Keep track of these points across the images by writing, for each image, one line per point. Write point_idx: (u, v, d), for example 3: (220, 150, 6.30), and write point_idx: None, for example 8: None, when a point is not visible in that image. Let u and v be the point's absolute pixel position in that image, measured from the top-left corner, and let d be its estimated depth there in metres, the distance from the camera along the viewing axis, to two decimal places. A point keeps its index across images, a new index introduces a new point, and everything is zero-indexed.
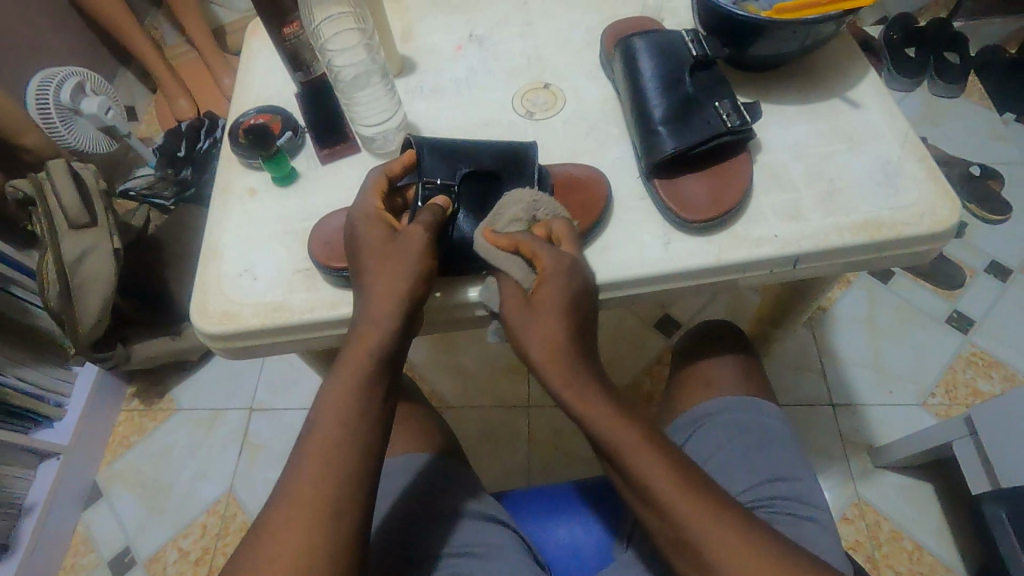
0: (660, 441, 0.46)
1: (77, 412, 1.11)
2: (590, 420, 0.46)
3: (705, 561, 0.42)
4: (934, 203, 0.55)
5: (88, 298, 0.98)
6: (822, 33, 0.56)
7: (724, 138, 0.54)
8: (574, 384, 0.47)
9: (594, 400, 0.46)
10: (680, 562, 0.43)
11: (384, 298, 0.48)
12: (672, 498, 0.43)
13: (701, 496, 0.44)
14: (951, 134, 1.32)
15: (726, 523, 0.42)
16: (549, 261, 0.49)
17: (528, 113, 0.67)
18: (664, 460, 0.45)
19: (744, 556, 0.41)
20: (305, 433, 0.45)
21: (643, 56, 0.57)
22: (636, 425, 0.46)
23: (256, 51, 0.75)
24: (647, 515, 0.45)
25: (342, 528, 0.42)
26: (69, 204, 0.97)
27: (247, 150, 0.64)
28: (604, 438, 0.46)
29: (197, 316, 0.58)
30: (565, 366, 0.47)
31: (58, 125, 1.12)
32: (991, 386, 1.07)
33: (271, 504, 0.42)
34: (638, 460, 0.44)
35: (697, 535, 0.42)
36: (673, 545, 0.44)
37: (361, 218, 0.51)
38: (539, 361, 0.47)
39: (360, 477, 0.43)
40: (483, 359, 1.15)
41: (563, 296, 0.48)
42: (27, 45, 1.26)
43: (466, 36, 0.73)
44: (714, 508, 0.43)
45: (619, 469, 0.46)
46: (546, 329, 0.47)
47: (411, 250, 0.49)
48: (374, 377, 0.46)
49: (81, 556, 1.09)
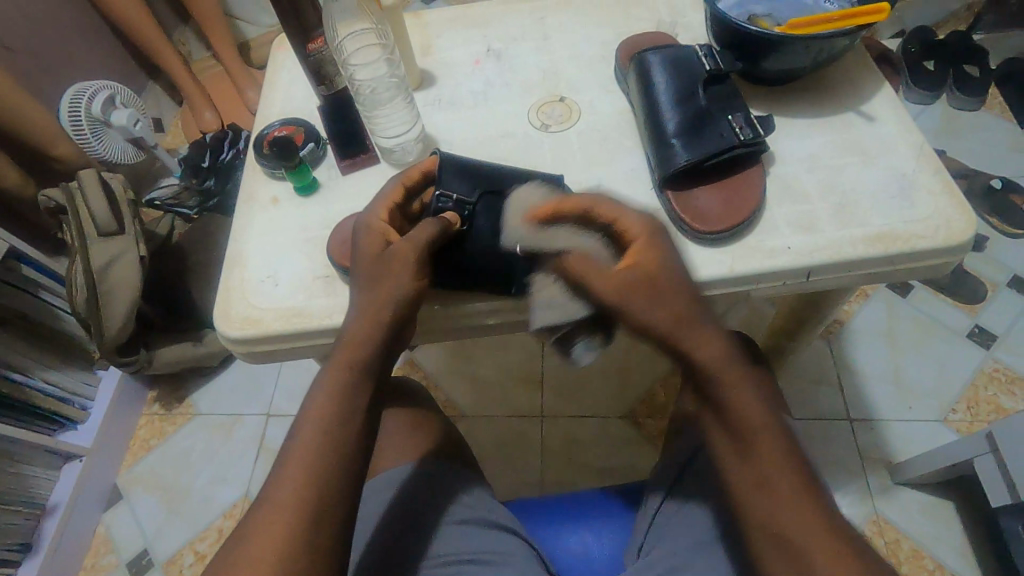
0: (775, 418, 0.49)
1: (100, 416, 1.14)
2: (721, 390, 0.49)
3: (797, 550, 0.45)
4: (950, 215, 0.55)
5: (115, 302, 1.01)
6: (835, 48, 0.57)
7: (735, 152, 0.55)
8: (700, 351, 0.49)
9: (725, 366, 0.49)
10: (763, 544, 0.47)
11: (369, 313, 0.51)
12: (773, 475, 0.47)
13: (796, 480, 0.47)
14: (972, 147, 1.30)
15: (812, 515, 0.46)
16: (644, 239, 0.51)
17: (543, 126, 0.68)
18: (776, 445, 0.48)
19: (826, 552, 0.44)
20: (289, 441, 0.48)
21: (657, 70, 0.58)
22: (757, 399, 0.49)
23: (280, 66, 0.77)
24: (746, 485, 0.48)
25: (320, 535, 0.44)
26: (98, 213, 1.00)
27: (270, 161, 0.66)
28: (726, 402, 0.49)
29: (220, 321, 0.59)
30: (698, 328, 0.49)
31: (89, 137, 1.16)
32: (1014, 402, 1.05)
33: (257, 505, 0.45)
34: (762, 437, 0.48)
35: (787, 521, 0.46)
36: (762, 524, 0.47)
37: (365, 229, 0.54)
38: (660, 329, 0.49)
39: (344, 484, 0.46)
40: (497, 368, 1.16)
41: (674, 270, 0.51)
42: (61, 61, 1.31)
43: (483, 51, 0.75)
44: (805, 496, 0.46)
45: (734, 434, 0.49)
46: (673, 299, 0.49)
47: (404, 265, 0.51)
48: (357, 385, 0.49)
49: (100, 558, 1.11)
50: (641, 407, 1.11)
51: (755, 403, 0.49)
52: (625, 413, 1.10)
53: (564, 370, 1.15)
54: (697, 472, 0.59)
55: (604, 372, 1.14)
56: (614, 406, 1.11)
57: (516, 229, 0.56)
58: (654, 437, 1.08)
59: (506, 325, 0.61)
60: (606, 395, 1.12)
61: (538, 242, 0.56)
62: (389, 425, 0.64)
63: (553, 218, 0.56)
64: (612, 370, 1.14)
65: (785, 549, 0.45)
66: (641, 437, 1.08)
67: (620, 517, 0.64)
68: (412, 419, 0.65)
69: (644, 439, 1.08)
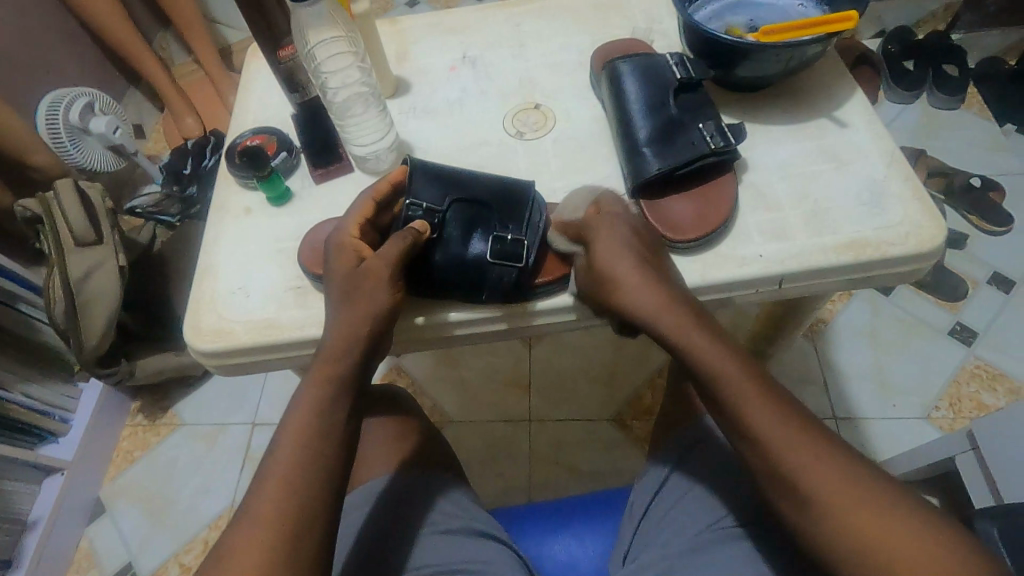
0: (750, 367, 0.48)
1: (81, 428, 1.13)
2: (697, 356, 0.48)
3: (814, 505, 0.42)
4: (920, 221, 0.55)
5: (93, 313, 0.99)
6: (806, 55, 0.57)
7: (707, 160, 0.55)
8: (672, 321, 0.49)
9: (686, 326, 0.49)
10: (785, 506, 0.43)
11: (343, 329, 0.51)
12: (761, 422, 0.45)
13: (786, 419, 0.45)
14: (952, 145, 1.31)
15: (811, 451, 0.43)
16: (600, 227, 0.54)
17: (518, 133, 0.68)
18: (768, 400, 0.46)
19: (846, 494, 0.41)
20: (268, 455, 0.47)
21: (628, 79, 0.58)
22: (725, 351, 0.48)
23: (255, 74, 0.77)
24: (738, 445, 0.46)
25: (299, 551, 0.43)
26: (76, 223, 0.99)
27: (243, 171, 0.66)
28: (700, 365, 0.48)
29: (190, 335, 0.59)
30: (663, 299, 0.50)
31: (67, 146, 1.15)
32: (995, 399, 1.06)
33: (235, 523, 0.44)
34: (745, 398, 0.46)
35: (787, 464, 0.43)
36: (766, 478, 0.44)
37: (336, 245, 0.54)
38: (637, 307, 0.50)
39: (324, 495, 0.45)
40: (481, 373, 1.16)
41: (629, 248, 0.52)
42: (38, 69, 1.29)
43: (459, 57, 0.75)
44: (802, 432, 0.44)
45: (721, 404, 0.47)
46: (634, 278, 0.51)
47: (377, 281, 0.52)
48: (336, 398, 0.49)
49: (84, 571, 1.10)
50: (627, 410, 1.11)
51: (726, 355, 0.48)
52: (610, 416, 1.11)
53: (549, 374, 1.15)
54: (677, 479, 0.59)
55: (589, 375, 1.14)
56: (599, 409, 1.11)
57: (487, 240, 0.56)
58: (640, 440, 1.08)
59: (486, 333, 0.61)
60: (591, 399, 1.12)
61: (507, 251, 0.56)
62: (376, 434, 0.64)
63: (522, 228, 0.57)
64: (597, 373, 1.14)
65: (805, 506, 0.42)
66: (627, 440, 1.08)
67: (604, 523, 0.64)
68: (400, 430, 0.65)
69: (630, 442, 1.08)
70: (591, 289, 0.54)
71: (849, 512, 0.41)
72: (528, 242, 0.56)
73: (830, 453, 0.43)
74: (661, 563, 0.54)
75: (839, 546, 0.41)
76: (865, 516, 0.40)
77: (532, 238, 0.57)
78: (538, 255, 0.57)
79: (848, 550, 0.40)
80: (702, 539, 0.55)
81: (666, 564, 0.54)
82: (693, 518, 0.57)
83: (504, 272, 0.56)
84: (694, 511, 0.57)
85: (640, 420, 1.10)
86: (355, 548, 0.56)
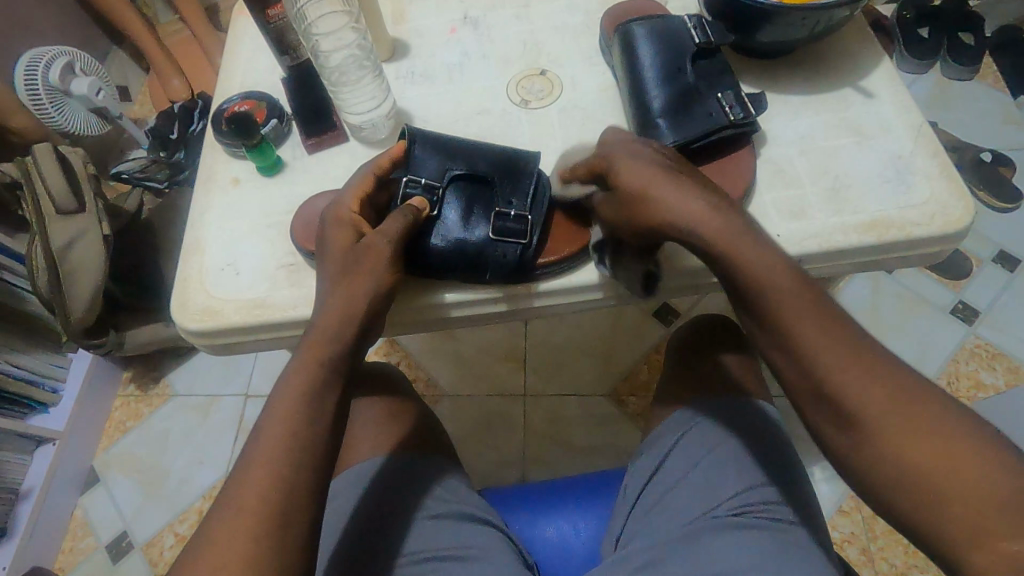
0: (803, 282, 0.43)
1: (72, 398, 1.11)
2: (740, 263, 0.44)
3: (863, 429, 0.40)
4: (946, 202, 0.53)
5: (78, 284, 0.96)
6: (834, 19, 0.53)
7: (725, 133, 0.52)
8: (715, 228, 0.44)
9: (732, 234, 0.44)
10: (829, 431, 0.41)
11: (338, 308, 0.48)
12: (807, 342, 0.42)
13: (837, 340, 0.42)
14: (963, 118, 1.28)
15: (861, 371, 0.41)
16: (621, 154, 0.48)
17: (523, 101, 0.64)
18: (815, 316, 0.42)
19: (897, 422, 0.39)
20: (253, 440, 0.44)
21: (642, 45, 0.55)
22: (772, 257, 0.44)
23: (242, 34, 0.72)
24: (784, 370, 0.44)
25: (287, 541, 0.41)
26: (56, 189, 0.95)
27: (230, 138, 0.62)
28: (744, 280, 0.44)
29: (177, 313, 0.57)
30: (706, 201, 0.45)
31: (49, 109, 1.09)
32: (994, 378, 1.06)
33: (215, 511, 0.42)
34: (788, 310, 0.42)
35: (835, 383, 0.41)
36: (810, 399, 0.42)
37: (333, 220, 0.51)
38: (685, 222, 0.45)
39: (308, 486, 0.43)
40: (478, 348, 1.14)
41: (661, 164, 0.46)
42: (14, 26, 1.22)
43: (459, 18, 0.70)
44: (844, 345, 0.41)
45: (763, 315, 0.44)
46: (681, 198, 0.45)
47: (375, 259, 0.49)
48: (326, 383, 0.46)
49: (79, 540, 1.09)
50: (625, 385, 1.10)
51: (779, 265, 0.44)
52: (607, 392, 1.09)
53: (548, 349, 1.13)
54: (674, 462, 0.58)
55: (587, 350, 1.12)
56: (595, 384, 1.10)
57: (492, 218, 0.54)
58: (637, 416, 1.07)
59: (483, 316, 0.59)
60: (590, 374, 1.11)
61: (509, 228, 0.53)
62: (364, 416, 0.63)
63: (526, 203, 0.54)
64: (595, 349, 1.12)
65: (849, 431, 0.40)
66: (623, 415, 1.07)
67: (599, 504, 0.63)
68: (391, 412, 0.63)
69: (627, 417, 1.07)
70: (612, 218, 0.49)
71: (897, 437, 0.39)
72: (532, 219, 0.54)
73: (884, 374, 0.40)
74: (653, 549, 0.53)
75: (885, 468, 0.39)
76: (916, 439, 0.38)
77: (536, 214, 0.55)
78: (540, 235, 0.55)
79: (895, 473, 0.39)
80: (697, 526, 0.53)
81: (657, 552, 0.53)
82: (690, 504, 0.55)
83: (507, 248, 0.53)
84: (692, 496, 0.55)
85: (637, 395, 1.08)
86: (346, 533, 0.54)
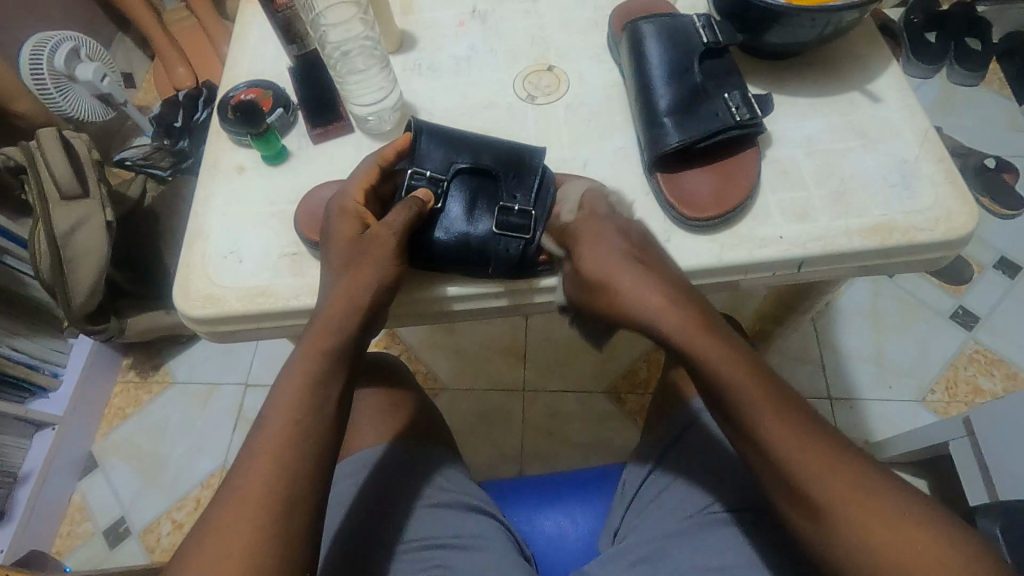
0: (759, 372, 0.46)
1: (72, 383, 1.11)
2: (693, 350, 0.47)
3: (821, 511, 0.41)
4: (951, 206, 0.53)
5: (82, 268, 0.96)
6: (843, 22, 0.53)
7: (731, 133, 0.52)
8: (675, 320, 0.48)
9: (688, 325, 0.48)
10: (789, 509, 0.43)
11: (341, 300, 0.48)
12: (762, 427, 0.43)
13: (800, 432, 0.43)
14: (968, 123, 1.27)
15: (823, 462, 0.42)
16: (585, 245, 0.52)
17: (530, 97, 0.65)
18: (771, 403, 0.44)
19: (855, 508, 0.40)
20: (256, 429, 0.45)
21: (650, 42, 0.55)
22: (727, 347, 0.47)
23: (249, 22, 0.72)
24: (744, 451, 0.45)
25: (289, 529, 0.41)
26: (60, 175, 0.94)
27: (236, 126, 0.62)
28: (701, 368, 0.47)
29: (180, 300, 0.57)
30: (665, 294, 0.49)
31: (52, 91, 1.09)
32: (992, 384, 1.06)
33: (220, 498, 0.42)
34: (740, 398, 0.45)
35: (796, 475, 0.42)
36: (777, 489, 0.43)
37: (338, 211, 0.51)
38: (644, 308, 0.49)
39: (310, 477, 0.43)
40: (478, 342, 1.14)
41: (625, 254, 0.51)
42: (19, 9, 1.21)
43: (468, 12, 0.70)
44: (799, 433, 0.43)
45: (720, 403, 0.46)
46: (647, 285, 0.50)
47: (379, 252, 0.50)
48: (328, 374, 0.47)
49: (77, 525, 1.09)
50: (623, 383, 1.10)
51: (732, 357, 0.46)
52: (605, 389, 1.10)
53: (547, 345, 1.13)
54: (673, 460, 0.58)
55: (586, 347, 1.13)
56: (594, 380, 1.10)
57: (497, 212, 0.54)
58: (635, 413, 1.07)
59: (485, 310, 0.59)
60: (590, 371, 1.11)
61: (513, 222, 0.54)
62: (366, 406, 0.63)
63: (531, 197, 0.54)
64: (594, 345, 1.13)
65: (808, 512, 0.41)
66: (621, 413, 1.08)
67: (596, 498, 0.63)
68: (393, 402, 0.63)
69: (624, 415, 1.07)
70: (580, 304, 0.53)
71: (859, 523, 0.40)
72: (536, 213, 0.54)
73: (843, 464, 0.42)
74: (647, 546, 0.53)
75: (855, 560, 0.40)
76: (879, 522, 0.39)
77: (540, 209, 0.55)
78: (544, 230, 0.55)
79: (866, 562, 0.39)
80: (692, 523, 0.53)
81: (652, 548, 0.53)
82: (687, 500, 0.55)
83: (511, 242, 0.53)
84: (689, 493, 0.55)
85: (636, 393, 1.09)
86: (346, 521, 0.55)
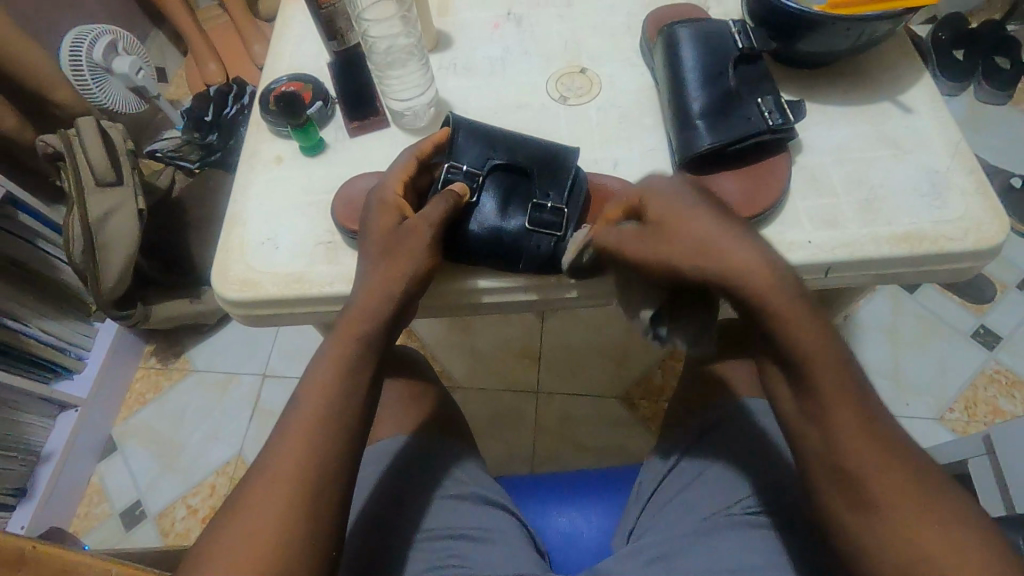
0: (839, 349, 0.43)
1: (97, 367, 1.13)
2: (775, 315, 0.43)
3: (869, 497, 0.40)
4: (980, 219, 0.53)
5: (112, 254, 0.98)
6: (877, 33, 0.54)
7: (763, 138, 0.53)
8: (759, 282, 0.43)
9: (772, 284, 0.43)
10: (829, 488, 0.42)
11: (376, 289, 0.50)
12: (833, 408, 0.42)
13: (863, 421, 0.41)
14: (995, 142, 1.27)
15: (885, 456, 0.40)
16: (663, 193, 0.48)
17: (562, 97, 0.66)
18: (844, 383, 0.42)
19: (907, 505, 0.39)
20: (290, 410, 0.46)
21: (686, 45, 0.56)
22: (812, 319, 0.43)
23: (289, 18, 0.74)
24: (800, 423, 0.44)
25: (318, 508, 0.42)
26: (96, 162, 0.97)
27: (277, 118, 0.64)
28: (780, 333, 0.43)
29: (217, 281, 0.59)
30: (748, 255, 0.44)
31: (90, 84, 1.12)
32: (1012, 405, 1.04)
33: (252, 475, 0.44)
34: (818, 372, 0.42)
35: (851, 461, 0.40)
36: (826, 473, 0.42)
37: (378, 203, 0.53)
38: (731, 264, 0.44)
39: (339, 458, 0.44)
40: (495, 342, 1.15)
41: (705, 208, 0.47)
42: (62, 4, 1.26)
43: (503, 14, 0.72)
44: (865, 425, 0.41)
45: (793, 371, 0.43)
46: (731, 242, 0.44)
47: (416, 242, 0.51)
48: (360, 358, 0.48)
49: (93, 506, 1.11)
50: (637, 389, 1.10)
51: (817, 330, 0.43)
52: (620, 394, 1.10)
53: (563, 348, 1.14)
54: (687, 464, 0.58)
55: (602, 352, 1.13)
56: (608, 385, 1.11)
57: (530, 209, 0.55)
58: (648, 420, 1.07)
59: (512, 305, 0.60)
60: (605, 375, 1.12)
61: (544, 220, 0.55)
62: (389, 397, 0.64)
63: (563, 195, 0.55)
64: (610, 350, 1.13)
65: (851, 492, 0.40)
66: (634, 419, 1.08)
67: (611, 498, 0.63)
68: (413, 394, 0.64)
69: (637, 421, 1.07)
70: (641, 247, 0.47)
71: (904, 523, 0.39)
72: (568, 211, 0.55)
73: (898, 463, 0.40)
74: (659, 546, 0.53)
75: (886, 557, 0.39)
76: (932, 522, 0.39)
77: (572, 207, 0.56)
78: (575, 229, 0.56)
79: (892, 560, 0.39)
80: (705, 525, 0.54)
81: (664, 548, 0.53)
82: (701, 503, 0.55)
83: (542, 239, 0.55)
84: (704, 496, 0.56)
85: (649, 400, 1.09)
86: (364, 509, 0.56)
